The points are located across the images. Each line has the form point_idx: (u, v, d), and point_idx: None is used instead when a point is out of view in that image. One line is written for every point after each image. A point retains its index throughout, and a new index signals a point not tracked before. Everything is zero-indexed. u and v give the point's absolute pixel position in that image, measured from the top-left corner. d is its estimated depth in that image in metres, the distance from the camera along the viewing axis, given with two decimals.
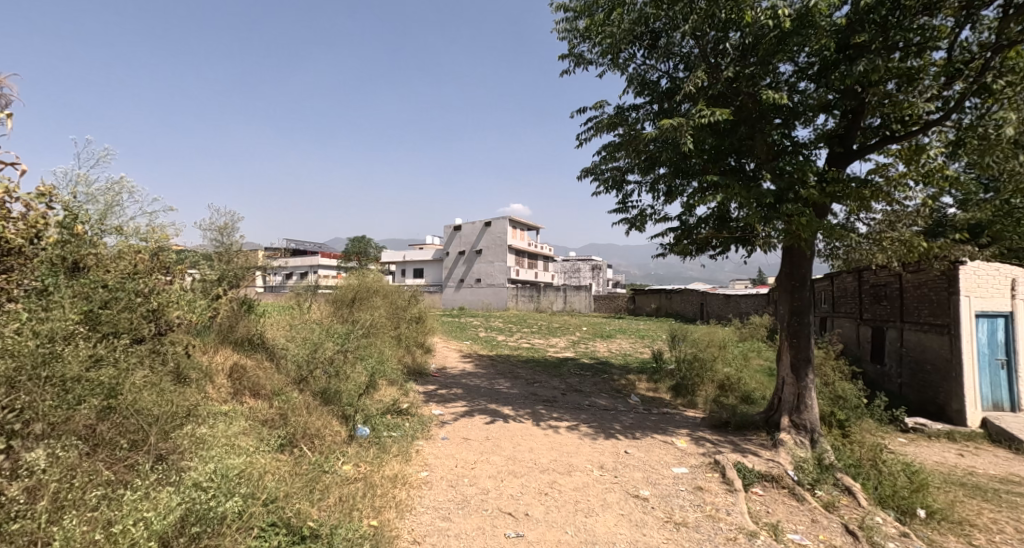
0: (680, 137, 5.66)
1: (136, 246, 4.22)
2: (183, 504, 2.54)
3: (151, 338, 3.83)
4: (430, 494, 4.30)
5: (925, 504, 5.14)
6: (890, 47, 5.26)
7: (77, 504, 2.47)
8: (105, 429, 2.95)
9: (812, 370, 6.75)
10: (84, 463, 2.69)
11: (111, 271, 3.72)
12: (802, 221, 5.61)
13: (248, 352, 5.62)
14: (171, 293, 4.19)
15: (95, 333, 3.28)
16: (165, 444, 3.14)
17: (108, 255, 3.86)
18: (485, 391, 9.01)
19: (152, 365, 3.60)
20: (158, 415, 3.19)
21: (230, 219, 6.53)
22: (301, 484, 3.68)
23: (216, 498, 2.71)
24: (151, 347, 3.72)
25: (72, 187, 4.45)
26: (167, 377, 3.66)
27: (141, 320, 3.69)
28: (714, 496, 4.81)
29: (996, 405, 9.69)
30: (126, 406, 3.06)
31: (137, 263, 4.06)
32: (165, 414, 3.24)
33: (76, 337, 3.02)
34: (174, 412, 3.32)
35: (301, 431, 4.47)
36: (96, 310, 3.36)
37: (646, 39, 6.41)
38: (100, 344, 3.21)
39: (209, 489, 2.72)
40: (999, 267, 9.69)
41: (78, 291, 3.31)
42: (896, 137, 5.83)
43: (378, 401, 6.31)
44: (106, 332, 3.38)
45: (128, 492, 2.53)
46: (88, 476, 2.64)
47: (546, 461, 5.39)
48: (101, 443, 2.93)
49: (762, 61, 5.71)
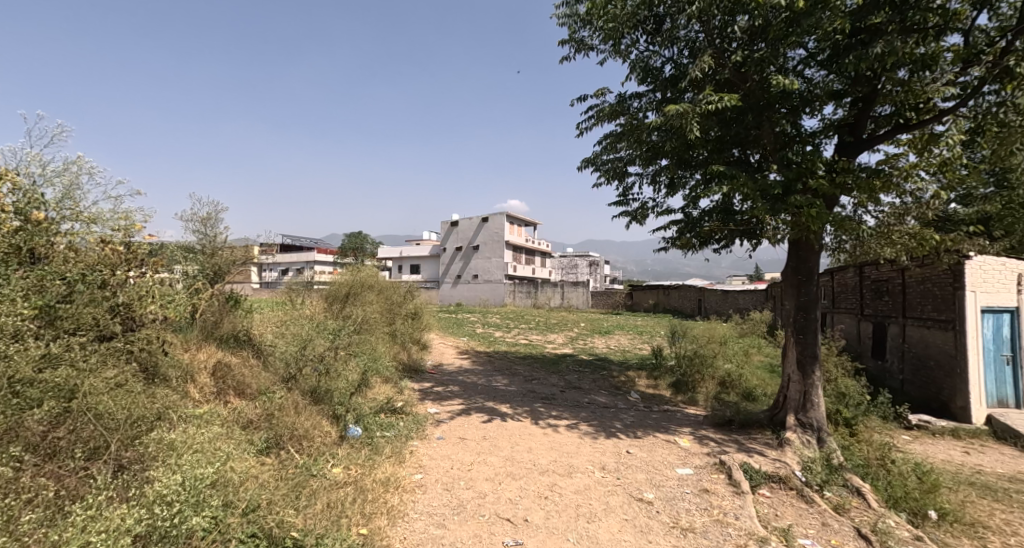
0: (686, 125, 5.44)
1: (105, 238, 4.05)
2: (142, 523, 2.35)
3: (121, 334, 3.61)
4: (424, 498, 4.09)
5: (937, 506, 4.96)
6: (908, 28, 5.00)
7: (9, 529, 2.23)
8: (59, 437, 2.72)
9: (818, 367, 6.53)
10: (23, 480, 2.45)
11: (76, 262, 3.55)
12: (812, 212, 5.40)
13: (233, 349, 5.13)
14: (143, 286, 3.98)
15: (52, 331, 3.13)
16: (130, 451, 2.85)
17: (72, 248, 3.67)
18: (483, 388, 8.80)
19: (119, 364, 3.37)
20: (121, 421, 2.91)
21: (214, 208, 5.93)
22: (287, 489, 3.48)
23: (183, 513, 2.50)
24: (117, 342, 3.48)
25: (23, 169, 4.24)
26: (136, 375, 3.45)
27: (107, 315, 3.49)
28: (720, 499, 4.61)
29: (1001, 402, 9.54)
30: (83, 408, 2.84)
31: (104, 258, 3.80)
32: (129, 418, 2.97)
33: (27, 334, 2.93)
34: (142, 416, 3.06)
35: (287, 433, 4.24)
36: (54, 305, 3.21)
37: (649, 25, 6.24)
38: (57, 342, 3.10)
39: (174, 504, 2.50)
40: (1005, 261, 9.51)
41: (32, 284, 3.16)
42: (907, 126, 5.71)
43: (372, 400, 6.10)
44: (67, 329, 3.20)
45: (75, 514, 2.31)
46: (27, 495, 2.40)
47: (546, 462, 5.18)
48: (57, 454, 2.69)
49: (772, 45, 5.49)
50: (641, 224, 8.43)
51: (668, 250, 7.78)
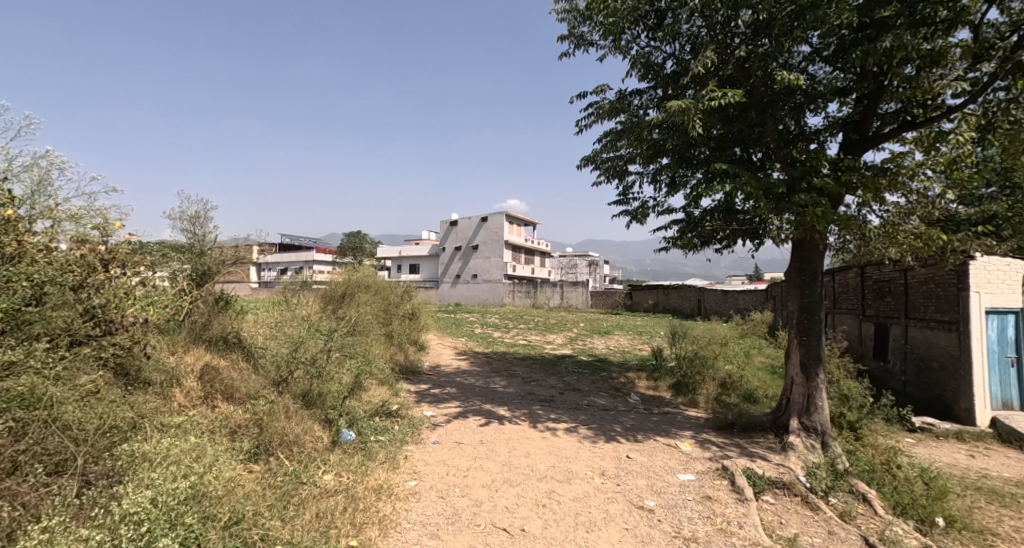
0: (688, 121, 5.31)
1: (84, 237, 3.88)
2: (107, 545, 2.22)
3: (94, 338, 3.49)
4: (418, 506, 3.95)
5: (945, 512, 4.83)
6: (917, 23, 4.87)
7: None
8: (21, 449, 2.63)
9: (822, 370, 6.41)
10: None
11: (41, 262, 3.36)
12: (817, 212, 5.25)
13: (222, 352, 4.98)
14: (123, 286, 3.85)
15: (16, 337, 3.02)
16: (96, 466, 2.78)
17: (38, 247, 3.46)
18: (481, 390, 8.66)
19: (91, 370, 3.30)
20: (89, 433, 2.85)
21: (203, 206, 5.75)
22: (274, 498, 3.35)
23: (153, 532, 2.36)
24: (90, 347, 3.37)
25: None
26: (109, 383, 3.37)
27: (80, 320, 3.39)
28: (723, 507, 4.47)
29: (1006, 404, 9.42)
30: (49, 418, 2.76)
31: (81, 258, 3.67)
32: (98, 430, 2.90)
33: None
34: (113, 426, 2.99)
35: (276, 440, 4.10)
36: (20, 309, 3.07)
37: (650, 20, 6.11)
38: (20, 347, 2.98)
39: (144, 524, 2.36)
40: (1010, 262, 9.40)
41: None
42: (913, 124, 5.59)
43: (366, 403, 5.96)
44: (33, 334, 3.09)
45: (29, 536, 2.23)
46: None
47: (544, 467, 5.05)
48: (18, 469, 2.60)
49: (777, 40, 5.37)
50: (641, 224, 8.30)
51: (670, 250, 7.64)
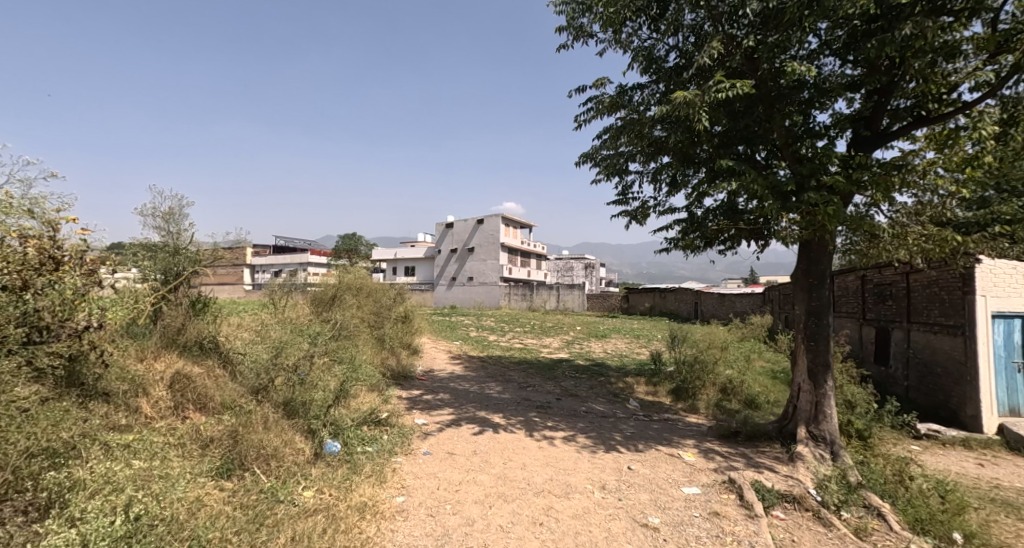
0: (694, 114, 5.04)
1: (23, 229, 3.34)
2: None
3: (22, 347, 3.14)
4: (405, 526, 3.65)
5: (965, 529, 4.55)
6: (936, 10, 4.64)
7: None
8: None
9: (831, 377, 6.15)
10: None
11: None
12: (829, 211, 4.99)
13: (196, 358, 4.59)
14: (77, 288, 3.53)
15: None
16: (14, 500, 2.55)
17: None
18: (475, 396, 8.36)
19: (20, 383, 2.99)
20: (11, 459, 2.58)
21: (178, 202, 5.36)
22: (245, 521, 3.02)
23: None
24: (17, 358, 3.05)
25: None
26: (41, 397, 3.05)
27: (6, 325, 3.03)
28: (733, 524, 4.18)
29: (1012, 411, 9.19)
30: None
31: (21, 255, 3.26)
32: (22, 453, 2.64)
33: None
34: (43, 450, 2.73)
35: (251, 453, 3.78)
36: None
37: (653, 10, 5.87)
38: None
39: None
40: (1017, 264, 9.19)
41: None
42: (927, 120, 5.31)
43: (354, 411, 5.66)
44: None
45: None
46: None
47: (541, 481, 4.76)
48: None
49: (788, 28, 5.12)
50: (641, 225, 8.05)
51: (671, 251, 7.38)
